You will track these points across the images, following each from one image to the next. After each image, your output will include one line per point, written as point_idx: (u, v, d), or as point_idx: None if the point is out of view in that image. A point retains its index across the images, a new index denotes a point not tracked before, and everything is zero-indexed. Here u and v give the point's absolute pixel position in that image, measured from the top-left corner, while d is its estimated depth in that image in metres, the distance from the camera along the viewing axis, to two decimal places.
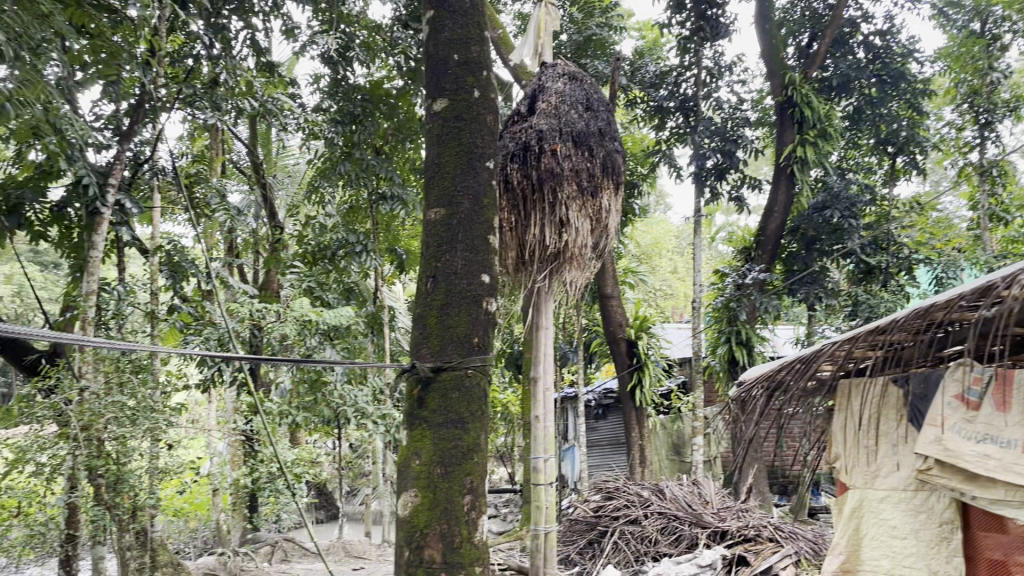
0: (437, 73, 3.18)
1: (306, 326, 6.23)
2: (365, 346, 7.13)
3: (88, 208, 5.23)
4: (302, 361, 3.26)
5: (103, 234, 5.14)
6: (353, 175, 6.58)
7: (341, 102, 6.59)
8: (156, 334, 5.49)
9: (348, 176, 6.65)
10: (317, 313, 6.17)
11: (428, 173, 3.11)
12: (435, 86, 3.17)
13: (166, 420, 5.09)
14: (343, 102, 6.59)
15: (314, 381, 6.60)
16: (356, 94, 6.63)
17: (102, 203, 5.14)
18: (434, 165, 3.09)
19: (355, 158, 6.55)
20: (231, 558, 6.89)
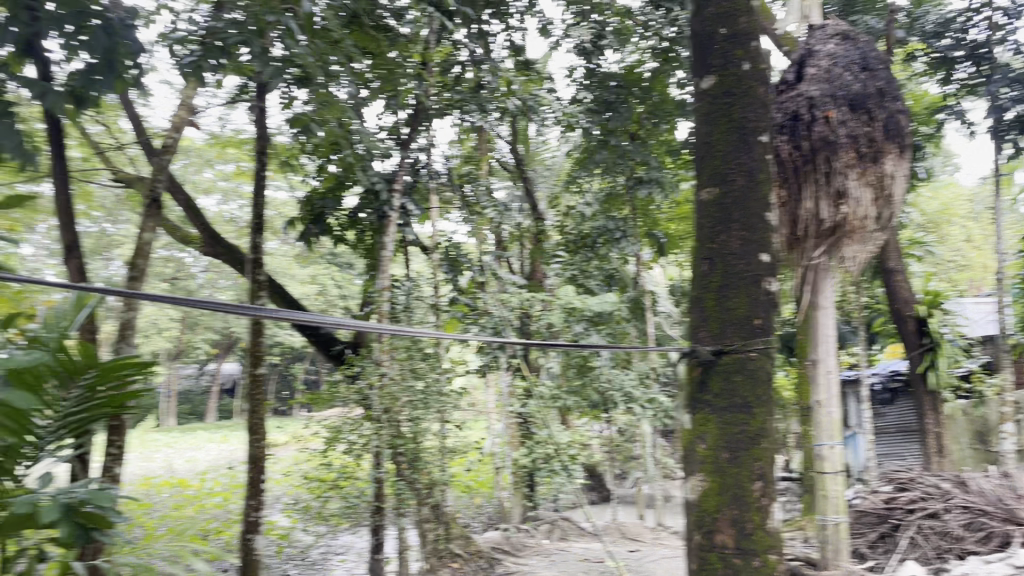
0: (704, 51, 3.11)
1: (572, 314, 6.66)
2: (630, 331, 7.17)
3: (376, 212, 5.86)
4: (576, 346, 3.36)
5: (391, 235, 5.73)
6: (611, 162, 6.70)
7: (596, 91, 6.67)
8: (438, 323, 6.05)
9: (605, 164, 6.76)
10: (582, 300, 6.64)
11: (698, 152, 3.06)
12: (702, 64, 3.11)
13: (452, 404, 5.55)
14: (599, 91, 6.67)
15: (581, 366, 6.90)
16: (610, 82, 6.67)
17: (388, 207, 5.76)
18: (704, 144, 3.02)
19: (611, 145, 6.67)
20: (513, 534, 7.28)
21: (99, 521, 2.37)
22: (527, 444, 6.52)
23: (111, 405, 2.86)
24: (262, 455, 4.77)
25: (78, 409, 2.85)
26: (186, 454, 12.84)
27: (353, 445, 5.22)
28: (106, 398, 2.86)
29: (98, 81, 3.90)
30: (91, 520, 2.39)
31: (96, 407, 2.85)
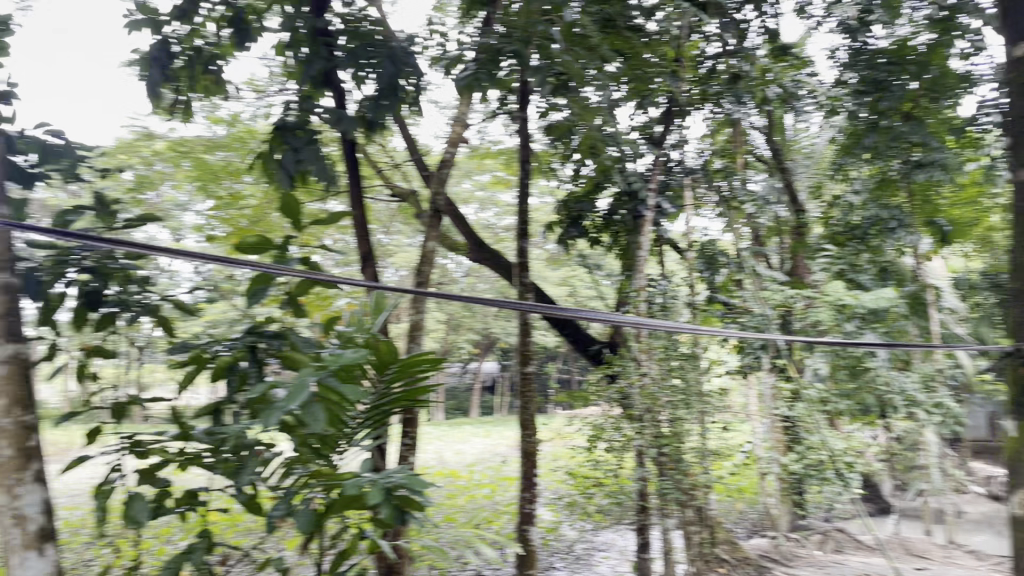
0: (1016, 14, 2.76)
1: (842, 311, 6.04)
2: (909, 329, 6.49)
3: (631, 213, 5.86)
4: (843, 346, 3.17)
5: (647, 235, 5.68)
6: (882, 147, 5.89)
7: (864, 71, 5.90)
8: (693, 317, 5.86)
9: (876, 149, 5.97)
10: (854, 296, 6.01)
11: (1011, 130, 2.76)
12: (1016, 28, 2.76)
13: (714, 405, 5.33)
14: (866, 70, 5.89)
15: (854, 367, 6.25)
16: (880, 59, 5.86)
17: (643, 206, 5.75)
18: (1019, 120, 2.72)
19: (883, 127, 5.85)
20: (782, 541, 6.89)
21: (415, 504, 2.53)
22: (796, 448, 5.93)
23: (409, 400, 2.73)
24: (534, 449, 4.98)
25: (382, 403, 2.76)
26: (453, 447, 13.69)
27: (613, 444, 5.24)
28: (402, 392, 2.75)
29: (385, 105, 4.19)
30: (408, 504, 2.53)
31: (396, 402, 2.74)
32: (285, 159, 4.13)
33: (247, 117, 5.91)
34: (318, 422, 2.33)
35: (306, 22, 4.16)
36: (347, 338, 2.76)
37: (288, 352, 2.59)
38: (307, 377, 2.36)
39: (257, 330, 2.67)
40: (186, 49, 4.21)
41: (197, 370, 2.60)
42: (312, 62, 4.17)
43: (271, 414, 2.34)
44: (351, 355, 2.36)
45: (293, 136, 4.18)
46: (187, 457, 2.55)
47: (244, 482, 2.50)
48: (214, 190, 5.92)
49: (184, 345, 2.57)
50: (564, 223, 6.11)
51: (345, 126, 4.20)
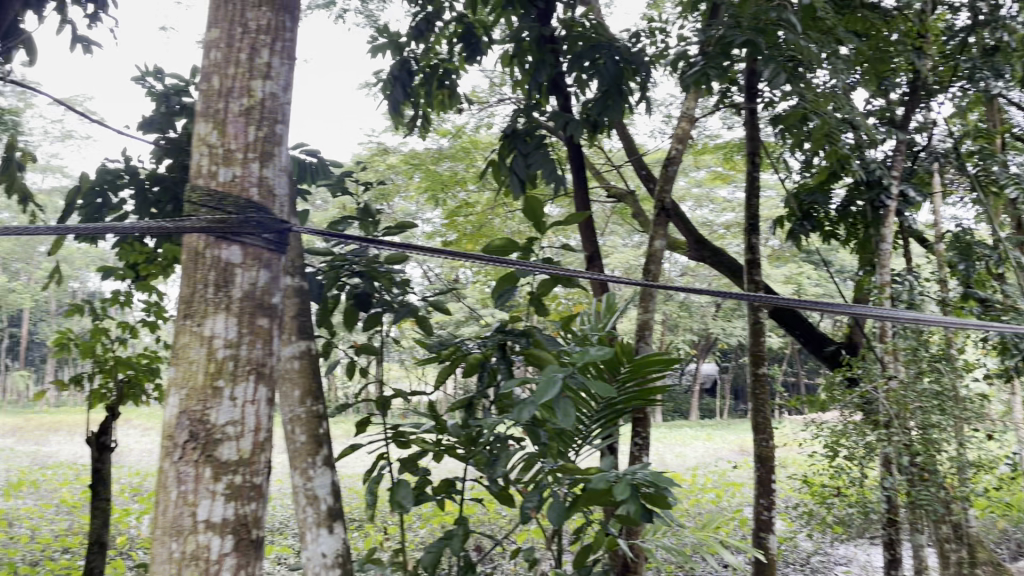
0: None
1: None
2: None
3: (871, 204, 5.23)
4: None
5: (890, 227, 5.16)
6: None
7: None
8: (949, 308, 5.11)
9: None
10: None
11: None
12: None
13: (976, 413, 4.69)
14: None
15: None
16: None
17: (886, 195, 5.13)
18: None
19: None
20: None
21: (663, 501, 2.35)
22: None
23: (643, 399, 2.58)
24: (771, 454, 4.46)
25: (616, 403, 2.64)
26: (673, 451, 13.42)
27: (856, 451, 4.71)
28: (637, 391, 2.61)
29: (611, 105, 3.94)
30: (655, 500, 2.34)
31: (629, 401, 2.60)
32: (515, 164, 4.04)
33: (472, 127, 6.13)
34: (570, 416, 2.18)
35: (532, 31, 4.03)
36: (584, 337, 2.75)
37: (534, 349, 2.59)
38: (557, 371, 2.24)
39: (504, 329, 2.67)
40: (423, 65, 4.31)
41: (449, 367, 2.68)
42: (539, 69, 4.06)
43: (522, 408, 2.25)
44: (598, 350, 2.24)
45: (523, 142, 4.05)
46: (443, 448, 2.68)
47: (498, 475, 2.55)
48: (444, 199, 6.21)
49: (439, 343, 2.67)
50: (794, 217, 5.58)
51: (573, 130, 3.99)
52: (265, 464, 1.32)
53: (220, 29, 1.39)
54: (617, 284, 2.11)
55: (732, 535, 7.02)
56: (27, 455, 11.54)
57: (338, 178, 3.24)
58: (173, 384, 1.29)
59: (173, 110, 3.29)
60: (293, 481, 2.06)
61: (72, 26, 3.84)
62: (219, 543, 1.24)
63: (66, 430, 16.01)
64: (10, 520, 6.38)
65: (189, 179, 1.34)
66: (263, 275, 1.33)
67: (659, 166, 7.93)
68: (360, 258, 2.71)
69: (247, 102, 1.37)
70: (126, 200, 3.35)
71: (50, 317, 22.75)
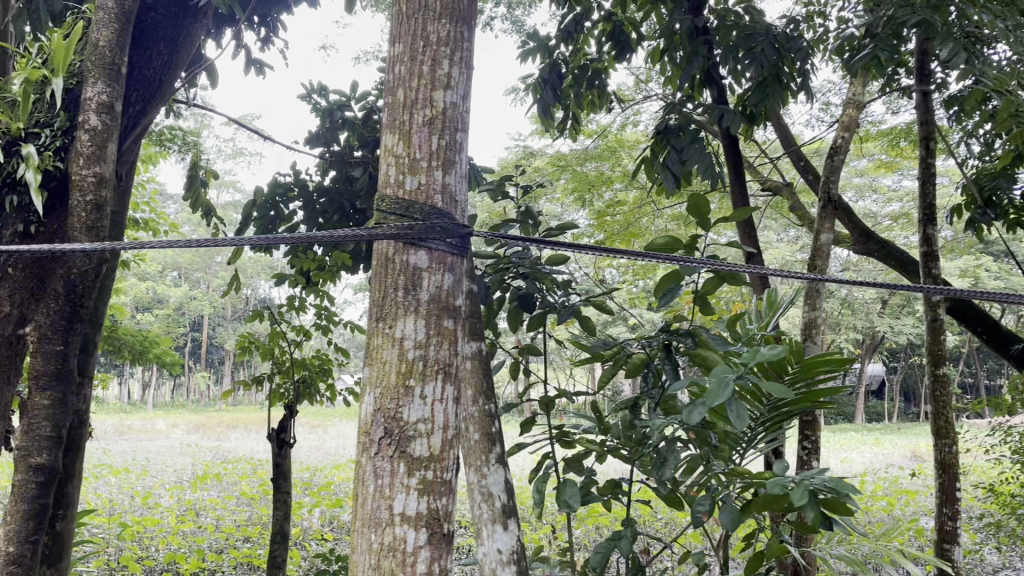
0: None
1: None
2: None
3: None
4: None
5: None
6: None
7: None
8: None
9: None
10: None
11: None
12: None
13: None
14: None
15: None
16: None
17: None
18: None
19: None
20: None
21: (843, 508, 2.22)
22: None
23: (813, 400, 2.45)
24: (954, 462, 4.14)
25: (784, 405, 2.53)
26: (838, 455, 12.76)
27: None
28: (805, 392, 2.48)
29: (771, 96, 3.48)
30: (834, 507, 2.22)
31: (798, 403, 2.47)
32: (669, 160, 3.57)
33: (618, 126, 6.06)
34: (743, 417, 2.09)
35: (684, 22, 3.66)
36: (750, 337, 2.64)
37: (700, 350, 2.47)
38: (728, 373, 2.12)
39: (669, 328, 2.56)
40: (573, 67, 4.19)
41: (613, 368, 2.63)
42: (692, 62, 3.66)
43: (690, 409, 2.15)
44: (771, 350, 2.10)
45: (677, 136, 3.58)
46: (608, 448, 2.66)
47: (666, 478, 2.44)
48: (591, 199, 6.19)
49: (601, 343, 2.61)
50: (972, 205, 5.11)
51: (731, 123, 3.56)
52: (452, 462, 1.35)
53: (402, 46, 1.45)
54: (785, 278, 1.97)
55: (907, 547, 6.58)
56: (210, 450, 12.52)
57: (500, 182, 3.28)
58: (368, 384, 1.36)
59: (336, 124, 3.45)
60: (469, 477, 2.12)
61: (247, 50, 4.14)
62: (412, 538, 1.29)
63: (243, 427, 17.24)
64: (198, 510, 6.92)
65: (378, 190, 1.42)
66: (448, 279, 1.39)
67: (816, 156, 7.55)
68: (524, 261, 2.76)
69: (430, 112, 1.42)
70: (297, 212, 3.55)
71: (227, 322, 24.56)
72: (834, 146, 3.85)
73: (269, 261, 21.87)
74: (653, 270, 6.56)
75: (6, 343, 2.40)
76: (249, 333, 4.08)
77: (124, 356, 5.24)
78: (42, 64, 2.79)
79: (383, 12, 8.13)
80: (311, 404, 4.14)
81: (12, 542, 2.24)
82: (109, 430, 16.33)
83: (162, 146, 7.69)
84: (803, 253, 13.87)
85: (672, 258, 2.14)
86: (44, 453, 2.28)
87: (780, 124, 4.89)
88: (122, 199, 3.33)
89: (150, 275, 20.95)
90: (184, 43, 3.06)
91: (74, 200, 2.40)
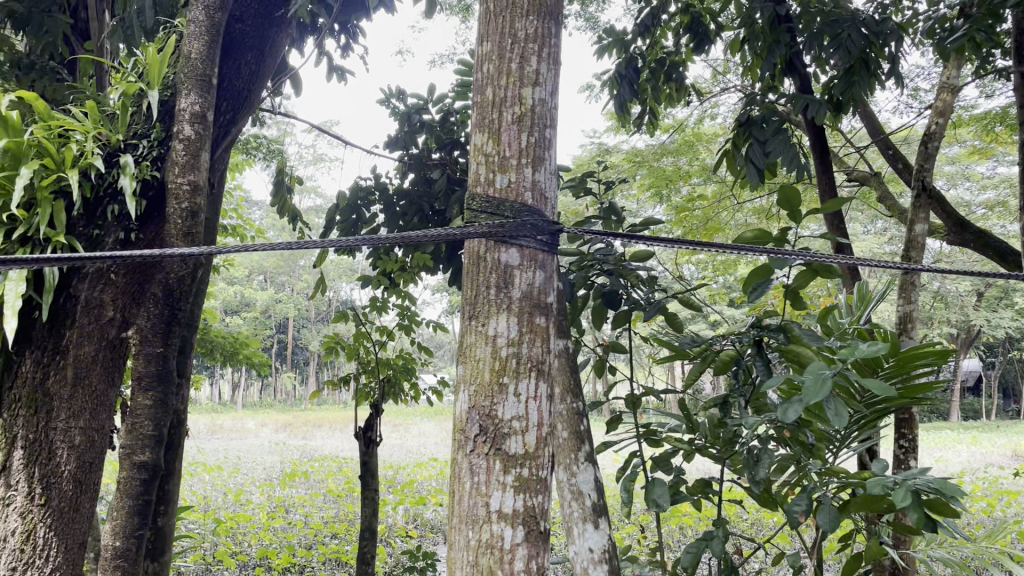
0: None
1: None
2: None
3: None
4: None
5: None
6: None
7: None
8: None
9: None
10: None
11: None
12: None
13: None
14: None
15: None
16: None
17: None
18: None
19: None
20: None
21: (949, 510, 2.13)
22: None
23: (911, 397, 2.35)
24: None
25: (879, 402, 2.43)
26: (933, 455, 12.26)
27: None
28: (901, 387, 2.38)
29: (857, 84, 3.31)
30: (939, 509, 2.13)
31: (894, 399, 2.38)
32: (751, 153, 3.42)
33: (696, 120, 5.96)
34: (842, 416, 2.02)
35: (765, 10, 3.51)
36: (842, 331, 2.55)
37: (793, 346, 2.38)
38: (825, 369, 2.05)
39: (760, 324, 2.48)
40: (649, 61, 4.11)
41: (702, 366, 2.57)
42: (774, 51, 3.50)
43: (786, 408, 2.09)
44: (870, 346, 2.03)
45: (760, 128, 3.42)
46: (697, 447, 2.62)
47: (760, 478, 2.35)
48: (669, 195, 6.10)
49: (689, 340, 2.56)
50: None
51: (817, 112, 3.39)
52: (547, 460, 1.35)
53: (491, 44, 1.46)
54: (881, 268, 1.88)
55: (1011, 549, 6.27)
56: (297, 449, 12.87)
57: (581, 178, 3.25)
58: (462, 381, 1.37)
59: (415, 128, 3.49)
60: (558, 475, 2.12)
61: (329, 57, 4.22)
62: (509, 536, 1.28)
63: (328, 426, 17.66)
64: (287, 507, 7.11)
65: (469, 189, 1.43)
66: (539, 276, 1.39)
67: (906, 144, 7.24)
68: (609, 257, 2.73)
69: (519, 109, 1.42)
70: (378, 214, 3.61)
71: (311, 324, 25.21)
72: (928, 133, 3.65)
73: (350, 264, 22.32)
74: (735, 265, 6.42)
75: (109, 346, 2.49)
76: (334, 334, 4.17)
77: (216, 357, 5.43)
78: (138, 78, 2.90)
79: (457, 14, 8.19)
80: (395, 403, 4.20)
81: (118, 537, 2.34)
82: (203, 429, 16.96)
83: (247, 154, 7.93)
84: (892, 245, 13.35)
85: (763, 249, 2.06)
86: (147, 451, 2.36)
87: (866, 112, 4.69)
88: (214, 206, 3.44)
89: (238, 279, 21.66)
90: (270, 52, 3.14)
91: (171, 208, 2.49)
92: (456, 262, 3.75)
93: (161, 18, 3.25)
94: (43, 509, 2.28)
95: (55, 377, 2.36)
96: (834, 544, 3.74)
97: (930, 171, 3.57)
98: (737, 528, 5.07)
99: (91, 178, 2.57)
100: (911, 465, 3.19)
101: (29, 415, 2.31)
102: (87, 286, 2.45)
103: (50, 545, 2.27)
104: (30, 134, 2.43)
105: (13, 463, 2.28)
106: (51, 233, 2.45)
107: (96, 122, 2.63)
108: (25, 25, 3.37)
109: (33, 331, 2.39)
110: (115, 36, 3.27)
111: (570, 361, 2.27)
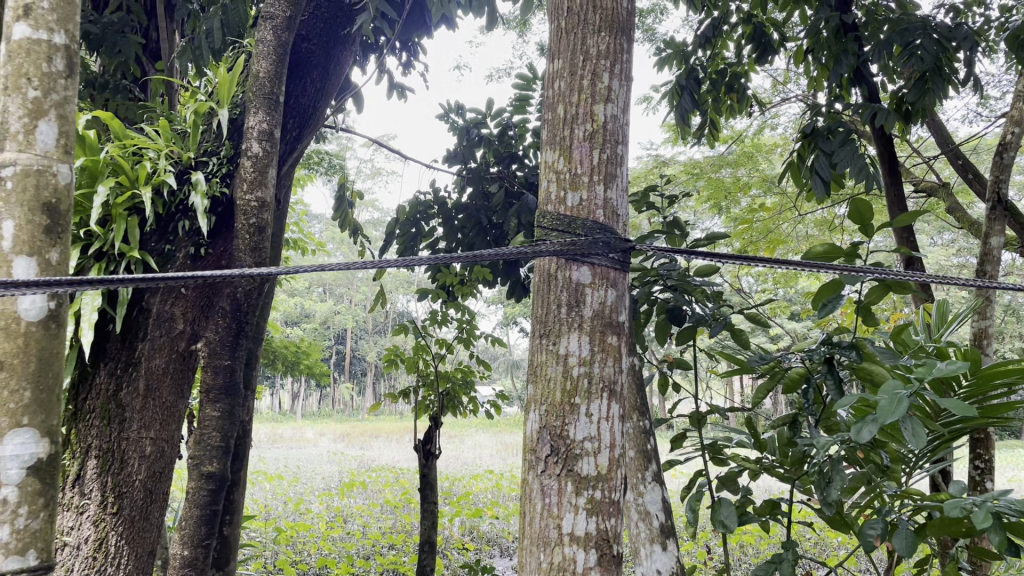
0: None
1: None
2: None
3: None
4: None
5: None
6: None
7: None
8: None
9: None
10: None
11: None
12: None
13: None
14: None
15: None
16: None
17: None
18: None
19: None
20: None
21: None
22: None
23: (991, 416, 2.24)
24: None
25: (956, 421, 2.32)
26: (1008, 475, 11.80)
27: None
28: (980, 407, 2.27)
29: (932, 92, 3.16)
30: (1022, 533, 2.02)
31: (973, 419, 2.26)
32: (816, 163, 3.31)
33: (756, 131, 5.84)
34: (919, 437, 1.93)
35: (831, 20, 3.39)
36: (917, 348, 2.44)
37: (867, 363, 2.28)
38: (900, 388, 1.96)
39: (831, 341, 2.39)
40: (709, 72, 4.03)
41: (770, 384, 2.50)
42: (840, 61, 3.36)
43: (860, 428, 2.00)
44: (949, 363, 1.93)
45: (825, 138, 3.31)
46: (765, 466, 2.54)
47: (832, 499, 2.24)
48: (729, 206, 5.99)
49: (757, 357, 2.48)
50: None
51: (886, 121, 3.26)
52: (620, 483, 1.33)
53: (562, 61, 1.46)
54: (964, 283, 1.78)
55: None
56: (355, 458, 13.01)
57: (641, 192, 3.19)
58: (534, 402, 1.36)
59: (473, 142, 3.51)
60: (624, 494, 2.09)
61: (389, 73, 4.27)
62: (582, 559, 1.26)
63: (385, 437, 17.81)
64: (345, 516, 7.18)
65: (539, 208, 1.42)
66: (611, 294, 1.38)
67: (975, 154, 6.99)
68: (674, 272, 2.68)
69: (590, 126, 1.41)
70: (437, 228, 3.64)
71: (368, 335, 25.56)
72: (1003, 143, 3.48)
73: (407, 277, 22.58)
74: (796, 278, 6.27)
75: (180, 359, 2.57)
76: (393, 347, 4.18)
77: (277, 367, 5.53)
78: (208, 97, 2.97)
79: (514, 29, 8.23)
80: (454, 416, 4.19)
81: (187, 547, 2.38)
82: (264, 437, 17.27)
83: (309, 170, 8.08)
84: (961, 258, 12.96)
85: (835, 266, 1.99)
86: (215, 462, 2.41)
87: (934, 121, 4.53)
88: (278, 222, 3.50)
89: (297, 291, 22.07)
90: (334, 70, 3.19)
91: (240, 223, 2.55)
92: (513, 275, 3.73)
93: (231, 38, 3.32)
94: (115, 517, 2.33)
95: (127, 388, 2.42)
96: (903, 568, 3.60)
97: (1006, 181, 3.40)
98: (801, 548, 4.93)
99: (164, 195, 2.64)
100: (987, 488, 3.05)
101: (103, 425, 2.37)
102: (158, 301, 2.53)
103: (121, 552, 2.33)
104: (106, 153, 2.51)
105: (87, 473, 2.33)
106: (125, 248, 2.52)
107: (168, 140, 2.70)
108: (99, 46, 3.48)
109: (107, 344, 2.46)
110: (185, 56, 3.34)
111: (635, 380, 2.23)
